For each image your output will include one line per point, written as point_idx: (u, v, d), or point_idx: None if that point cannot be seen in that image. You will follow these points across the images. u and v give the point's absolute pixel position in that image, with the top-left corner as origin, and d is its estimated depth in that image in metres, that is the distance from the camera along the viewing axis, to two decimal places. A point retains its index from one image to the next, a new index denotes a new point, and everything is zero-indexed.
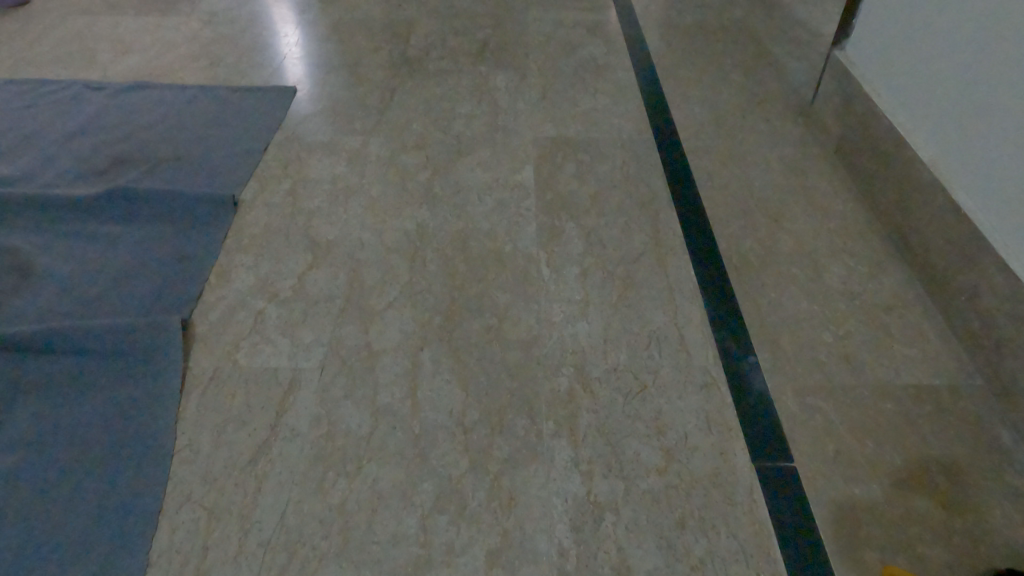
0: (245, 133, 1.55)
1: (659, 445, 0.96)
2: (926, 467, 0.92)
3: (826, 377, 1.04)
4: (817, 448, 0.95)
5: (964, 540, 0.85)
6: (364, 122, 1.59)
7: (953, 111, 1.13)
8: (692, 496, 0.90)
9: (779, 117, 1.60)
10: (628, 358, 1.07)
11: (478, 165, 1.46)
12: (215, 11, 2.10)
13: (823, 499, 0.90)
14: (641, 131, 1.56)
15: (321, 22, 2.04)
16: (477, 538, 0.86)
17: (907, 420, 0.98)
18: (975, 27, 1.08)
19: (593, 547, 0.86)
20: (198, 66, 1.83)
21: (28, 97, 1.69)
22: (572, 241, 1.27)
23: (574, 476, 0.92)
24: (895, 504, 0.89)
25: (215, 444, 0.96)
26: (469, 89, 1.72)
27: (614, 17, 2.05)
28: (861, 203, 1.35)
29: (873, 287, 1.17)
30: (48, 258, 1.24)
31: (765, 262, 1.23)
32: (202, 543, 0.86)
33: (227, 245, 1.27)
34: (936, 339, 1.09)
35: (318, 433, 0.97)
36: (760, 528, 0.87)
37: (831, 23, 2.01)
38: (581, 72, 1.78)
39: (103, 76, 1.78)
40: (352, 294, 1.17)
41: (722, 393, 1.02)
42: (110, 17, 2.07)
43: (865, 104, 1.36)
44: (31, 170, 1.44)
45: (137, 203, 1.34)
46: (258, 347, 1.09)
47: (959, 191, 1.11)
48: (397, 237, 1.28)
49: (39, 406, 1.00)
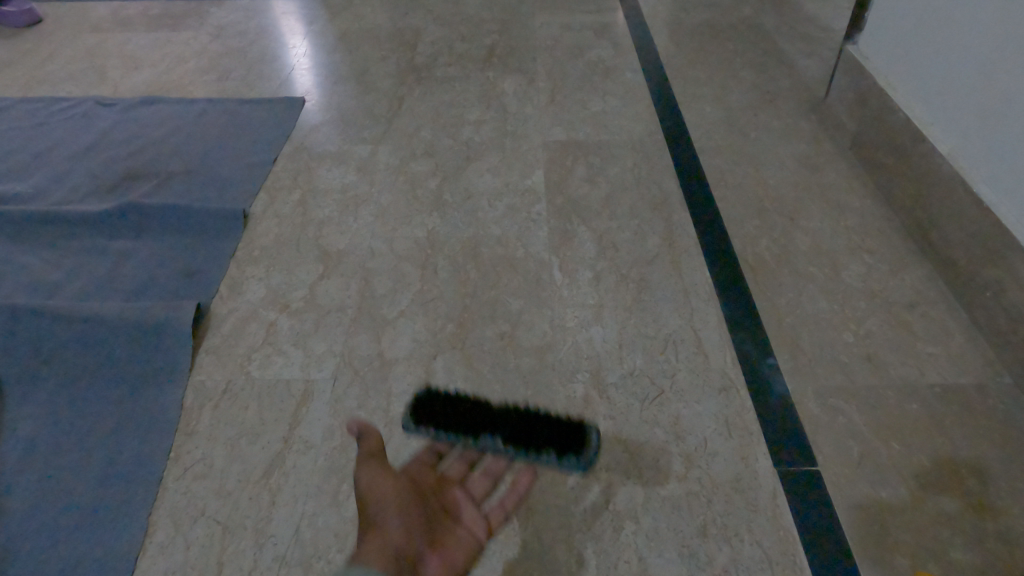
0: (254, 146, 1.56)
1: (678, 451, 0.94)
2: (954, 468, 0.89)
3: (848, 378, 1.01)
4: (841, 450, 0.92)
5: (996, 544, 0.81)
6: (373, 130, 1.60)
7: (969, 102, 1.11)
8: (713, 503, 0.88)
9: (791, 114, 1.58)
10: (645, 362, 1.05)
11: (488, 171, 1.45)
12: (223, 25, 2.11)
13: (848, 502, 0.87)
14: (651, 133, 1.54)
15: (329, 32, 2.05)
16: (495, 549, 0.85)
17: (933, 419, 0.95)
18: (988, 19, 1.05)
19: (613, 557, 0.84)
20: (208, 79, 1.84)
21: (41, 115, 1.70)
22: (584, 244, 1.26)
23: (593, 485, 0.91)
24: (923, 507, 0.85)
25: (229, 457, 0.96)
26: (477, 96, 1.71)
27: (621, 19, 2.04)
28: (878, 199, 1.32)
29: (893, 285, 1.15)
30: (62, 273, 1.25)
31: (781, 262, 1.20)
32: (217, 559, 0.85)
33: (239, 256, 1.27)
34: (961, 337, 1.05)
35: (332, 444, 0.96)
36: (785, 534, 0.84)
37: (841, 17, 1.98)
38: (589, 74, 1.77)
39: (115, 92, 1.80)
40: (364, 302, 1.17)
41: (741, 396, 1.00)
42: (121, 34, 2.09)
43: (880, 100, 1.34)
44: (45, 185, 1.46)
45: (149, 216, 1.35)
46: (271, 359, 1.09)
47: (980, 184, 1.08)
48: (408, 245, 1.27)
49: (55, 422, 1.00)
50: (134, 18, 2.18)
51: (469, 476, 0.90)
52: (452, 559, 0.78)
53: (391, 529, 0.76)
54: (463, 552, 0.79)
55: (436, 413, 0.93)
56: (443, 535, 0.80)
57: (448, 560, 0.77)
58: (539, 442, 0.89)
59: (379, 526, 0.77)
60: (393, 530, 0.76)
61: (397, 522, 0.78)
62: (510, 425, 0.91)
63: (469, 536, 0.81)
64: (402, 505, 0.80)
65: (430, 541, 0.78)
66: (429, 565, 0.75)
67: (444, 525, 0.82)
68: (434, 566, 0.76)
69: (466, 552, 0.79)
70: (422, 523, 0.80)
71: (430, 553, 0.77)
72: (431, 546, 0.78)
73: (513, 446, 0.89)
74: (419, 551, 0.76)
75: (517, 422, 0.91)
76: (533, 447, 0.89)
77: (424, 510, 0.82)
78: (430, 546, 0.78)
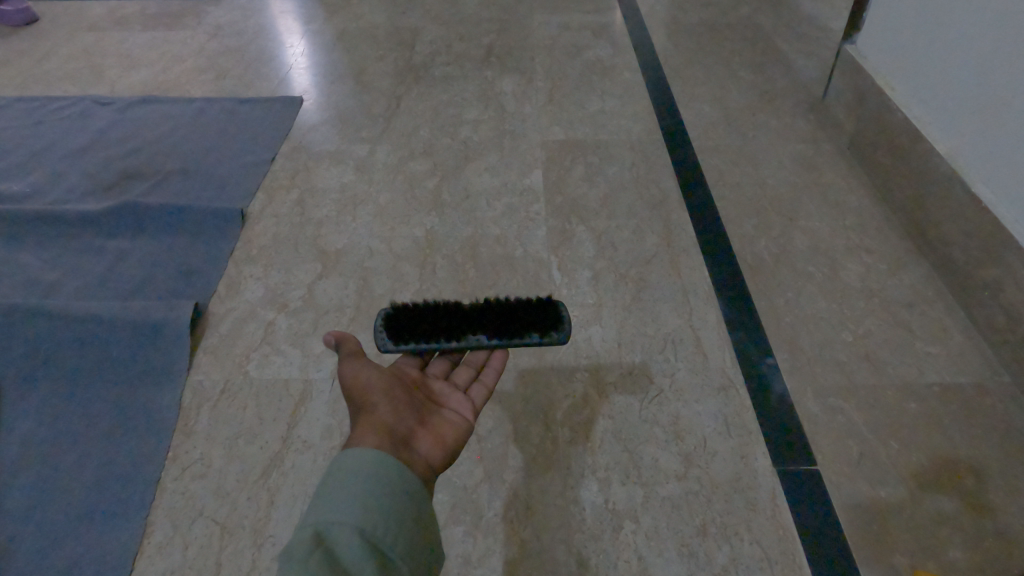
0: (252, 145, 1.55)
1: (677, 450, 0.94)
2: (953, 467, 0.89)
3: (848, 378, 1.01)
4: (840, 449, 0.92)
5: (995, 543, 0.82)
6: (371, 129, 1.59)
7: (967, 101, 1.11)
8: (713, 502, 0.88)
9: (789, 113, 1.58)
10: (644, 361, 1.05)
11: (486, 170, 1.45)
12: (221, 24, 2.10)
13: (847, 501, 0.87)
14: (649, 132, 1.54)
15: (327, 31, 2.04)
16: (495, 548, 0.85)
17: (932, 418, 0.95)
18: (985, 19, 1.06)
19: (613, 557, 0.84)
20: (205, 79, 1.83)
21: (37, 114, 1.70)
22: (583, 244, 1.26)
23: (592, 484, 0.90)
24: (922, 506, 0.86)
25: (228, 457, 0.95)
26: (476, 95, 1.71)
27: (620, 18, 2.04)
28: (877, 198, 1.32)
29: (892, 284, 1.15)
30: (59, 273, 1.24)
31: (780, 262, 1.20)
32: (215, 559, 0.85)
33: (237, 255, 1.27)
34: (959, 336, 1.06)
35: (331, 444, 0.96)
36: (785, 533, 0.84)
37: (839, 16, 1.98)
38: (588, 74, 1.77)
39: (112, 92, 1.80)
40: (362, 302, 1.16)
41: (740, 396, 1.00)
42: (118, 33, 2.08)
43: (879, 100, 1.34)
44: (42, 185, 1.45)
45: (146, 216, 1.34)
46: (269, 358, 1.08)
47: (979, 183, 1.08)
48: (407, 245, 1.27)
49: (52, 423, 0.99)
50: (132, 17, 2.17)
51: (449, 369, 0.86)
52: (444, 434, 0.73)
53: (381, 410, 0.70)
54: (454, 431, 0.74)
55: (411, 322, 0.86)
56: (432, 417, 0.75)
57: (442, 437, 0.72)
58: (523, 326, 0.86)
59: (367, 408, 0.71)
60: (382, 410, 0.70)
61: (386, 403, 0.72)
62: (488, 317, 0.87)
63: (459, 417, 0.77)
64: (388, 390, 0.74)
65: (420, 420, 0.73)
66: (422, 441, 0.70)
67: (431, 408, 0.77)
68: (428, 442, 0.71)
69: (457, 429, 0.75)
70: (410, 406, 0.75)
71: (422, 430, 0.72)
72: (421, 424, 0.73)
73: (499, 337, 0.85)
74: (411, 428, 0.70)
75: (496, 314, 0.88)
76: (518, 331, 0.86)
77: (410, 394, 0.77)
78: (420, 423, 0.73)
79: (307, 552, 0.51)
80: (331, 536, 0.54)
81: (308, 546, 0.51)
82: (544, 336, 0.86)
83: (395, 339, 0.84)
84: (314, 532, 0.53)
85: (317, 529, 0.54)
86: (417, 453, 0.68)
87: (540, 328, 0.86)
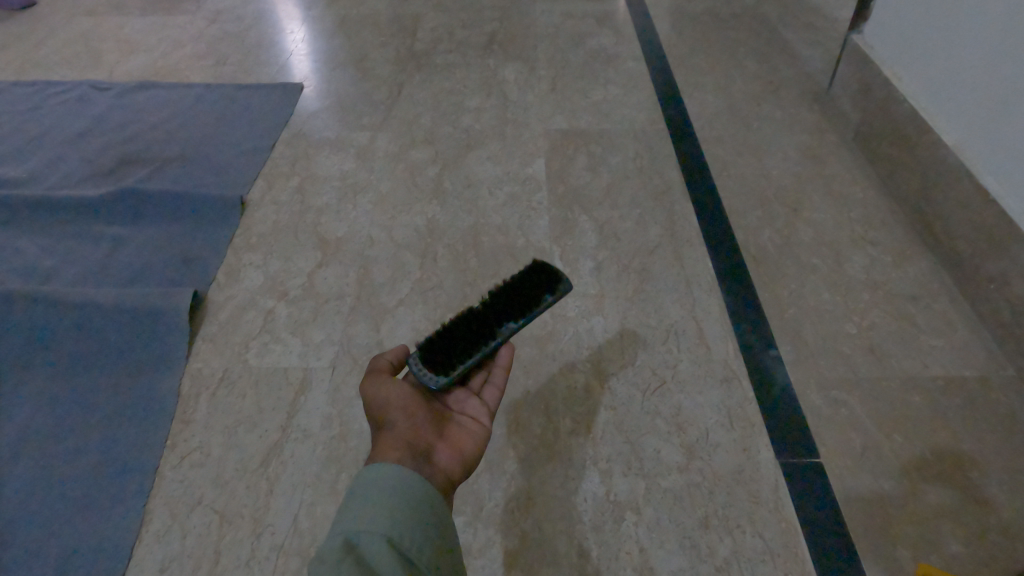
0: (252, 132, 1.54)
1: (680, 442, 0.93)
2: (958, 461, 0.88)
3: (851, 370, 1.00)
4: (845, 443, 0.92)
5: (999, 537, 0.81)
6: (373, 117, 1.58)
7: (975, 91, 1.09)
8: (715, 495, 0.87)
9: (794, 104, 1.56)
10: (647, 353, 1.04)
11: (489, 159, 1.43)
12: (220, 10, 2.08)
13: (851, 495, 0.86)
14: (653, 122, 1.52)
15: (328, 17, 2.02)
16: (496, 539, 0.84)
17: (937, 412, 0.94)
18: (996, 8, 1.03)
19: (614, 548, 0.83)
20: (205, 64, 1.81)
21: (35, 99, 1.68)
22: (586, 234, 1.25)
23: (594, 476, 0.90)
24: (926, 499, 0.85)
25: (227, 445, 0.95)
26: (478, 83, 1.69)
27: (624, 7, 2.02)
28: (882, 190, 1.31)
29: (896, 276, 1.14)
30: (57, 259, 1.23)
31: (785, 254, 1.19)
32: (214, 548, 0.84)
33: (236, 243, 1.26)
34: (965, 329, 1.05)
35: (331, 433, 0.95)
36: (788, 527, 0.84)
37: (845, 7, 1.96)
38: (591, 63, 1.75)
39: (110, 77, 1.78)
40: (363, 291, 1.15)
41: (743, 387, 0.99)
42: (116, 18, 2.05)
43: (886, 90, 1.32)
44: (39, 171, 1.44)
45: (145, 203, 1.33)
46: (269, 347, 1.07)
47: (986, 175, 1.06)
48: (408, 233, 1.26)
49: (50, 411, 0.99)
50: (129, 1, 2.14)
51: None
52: (462, 444, 0.71)
53: (399, 426, 0.69)
54: (473, 437, 0.73)
55: (440, 349, 0.80)
56: (449, 427, 0.74)
57: (460, 446, 0.71)
58: (534, 295, 0.85)
59: (385, 426, 0.69)
60: (401, 427, 0.69)
61: (404, 419, 0.71)
62: (499, 306, 0.85)
63: (477, 424, 0.75)
64: (406, 403, 0.73)
65: (439, 430, 0.72)
66: (442, 454, 0.69)
67: (449, 417, 0.75)
68: (447, 454, 0.69)
69: (476, 439, 0.73)
70: (429, 418, 0.73)
71: (441, 442, 0.70)
72: (440, 435, 0.71)
73: (522, 315, 0.84)
74: (429, 441, 0.69)
75: (502, 302, 0.85)
76: (532, 301, 0.85)
77: (428, 404, 0.75)
78: (438, 434, 0.71)
79: (338, 558, 0.52)
80: (362, 544, 0.54)
81: (339, 553, 0.52)
82: (556, 291, 0.85)
83: (443, 374, 0.77)
84: (345, 540, 0.54)
85: (347, 538, 0.54)
86: (435, 466, 0.67)
87: (549, 287, 0.85)
